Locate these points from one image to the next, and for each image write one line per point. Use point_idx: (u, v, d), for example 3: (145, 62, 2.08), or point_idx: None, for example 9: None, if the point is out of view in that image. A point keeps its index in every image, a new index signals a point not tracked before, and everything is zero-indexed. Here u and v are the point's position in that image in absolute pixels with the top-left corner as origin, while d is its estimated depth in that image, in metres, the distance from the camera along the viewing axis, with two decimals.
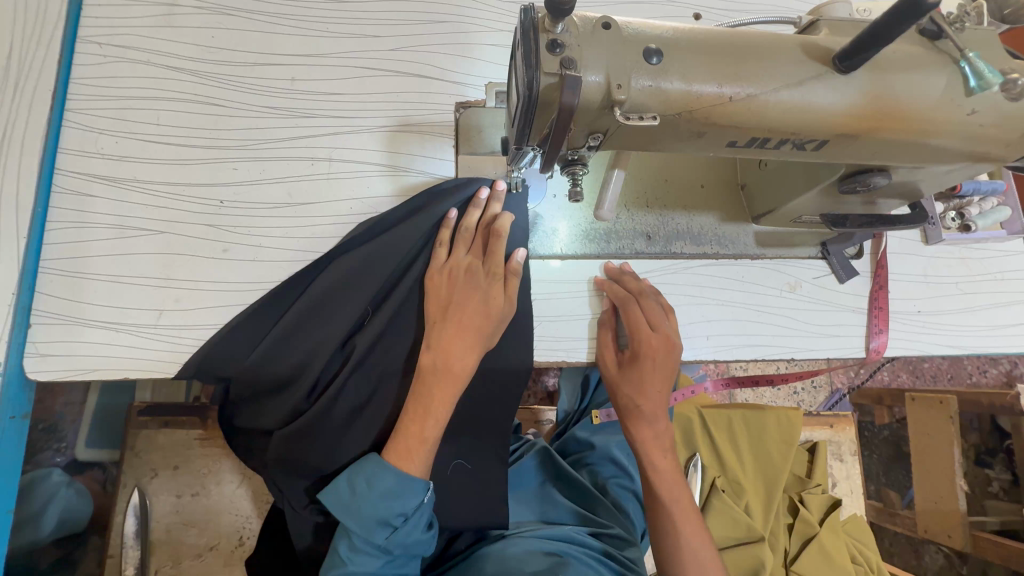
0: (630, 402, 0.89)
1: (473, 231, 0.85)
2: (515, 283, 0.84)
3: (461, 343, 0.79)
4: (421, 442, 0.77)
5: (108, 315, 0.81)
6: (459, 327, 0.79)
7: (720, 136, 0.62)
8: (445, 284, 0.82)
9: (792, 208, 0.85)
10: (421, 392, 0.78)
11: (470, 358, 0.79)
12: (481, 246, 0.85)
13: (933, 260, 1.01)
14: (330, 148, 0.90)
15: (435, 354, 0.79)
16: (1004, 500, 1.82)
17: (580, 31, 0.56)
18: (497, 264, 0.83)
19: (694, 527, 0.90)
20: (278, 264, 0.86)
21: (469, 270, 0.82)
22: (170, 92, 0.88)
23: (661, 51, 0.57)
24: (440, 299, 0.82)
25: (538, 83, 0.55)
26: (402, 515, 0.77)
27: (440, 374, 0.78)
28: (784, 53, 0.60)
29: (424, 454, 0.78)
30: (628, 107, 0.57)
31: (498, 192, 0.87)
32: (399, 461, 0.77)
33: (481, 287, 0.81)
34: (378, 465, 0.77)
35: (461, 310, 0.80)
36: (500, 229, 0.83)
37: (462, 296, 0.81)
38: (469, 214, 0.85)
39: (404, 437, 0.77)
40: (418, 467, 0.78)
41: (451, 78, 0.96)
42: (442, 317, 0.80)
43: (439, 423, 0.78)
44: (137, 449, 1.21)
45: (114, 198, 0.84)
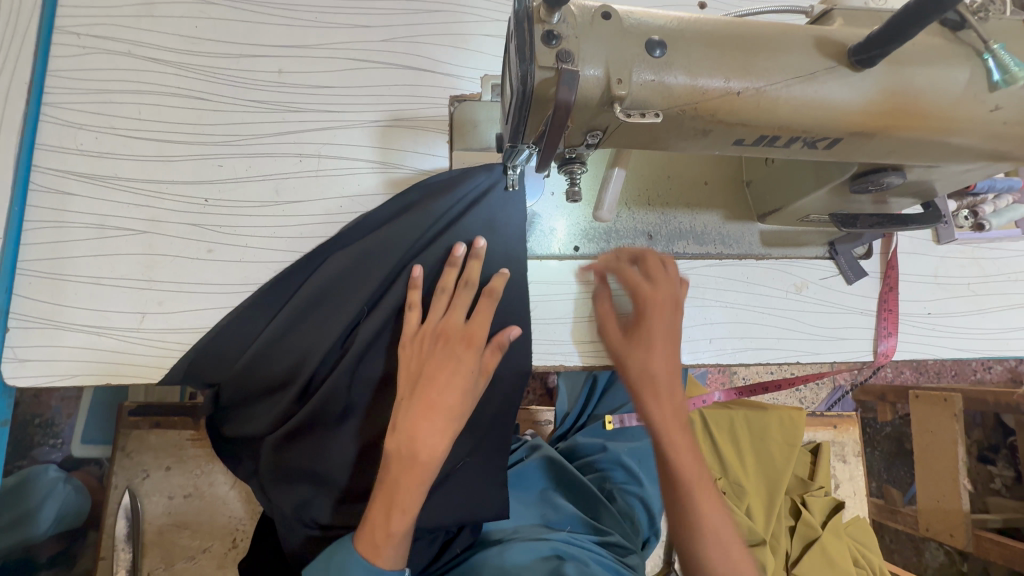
0: (645, 373, 0.74)
1: (450, 291, 0.79)
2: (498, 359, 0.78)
3: (430, 426, 0.72)
4: (389, 534, 0.71)
5: (88, 318, 0.78)
6: (427, 405, 0.73)
7: (726, 134, 0.58)
8: (419, 352, 0.76)
9: (801, 206, 0.81)
10: (388, 481, 0.72)
11: (439, 441, 0.72)
12: (463, 307, 0.78)
13: (944, 261, 0.97)
14: (319, 145, 0.87)
15: (400, 438, 0.72)
16: (1007, 497, 1.80)
17: (578, 21, 0.52)
18: (477, 330, 0.76)
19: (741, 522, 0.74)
20: (265, 266, 0.83)
21: (446, 334, 0.76)
22: (152, 86, 0.85)
23: (664, 43, 0.54)
24: (411, 370, 0.76)
25: (533, 77, 0.51)
26: None
27: (405, 462, 0.71)
28: (795, 45, 0.56)
29: (394, 547, 0.72)
30: (629, 103, 0.53)
31: (476, 249, 0.80)
32: (368, 553, 0.71)
33: (455, 358, 0.75)
34: (348, 553, 0.73)
35: (431, 384, 0.73)
36: (494, 290, 0.78)
37: (433, 365, 0.74)
38: (447, 274, 0.80)
39: (371, 529, 0.72)
40: (391, 559, 0.72)
41: (445, 70, 0.92)
42: (411, 391, 0.74)
43: (408, 513, 0.71)
44: (128, 449, 1.19)
45: (95, 197, 0.81)
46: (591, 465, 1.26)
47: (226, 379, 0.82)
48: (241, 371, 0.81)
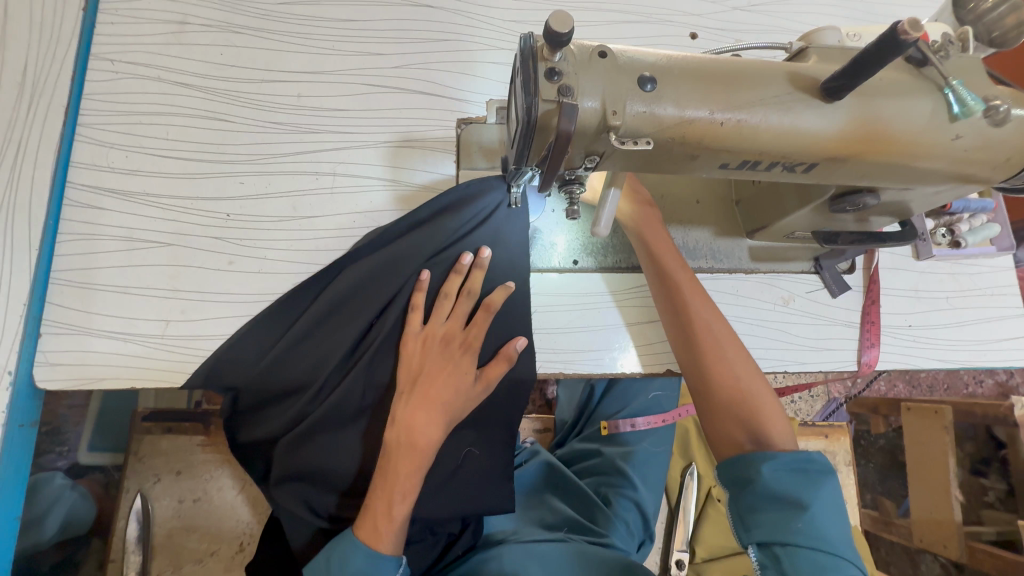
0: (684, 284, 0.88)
1: (453, 298, 0.85)
2: (502, 368, 0.85)
3: (425, 416, 0.80)
4: (389, 520, 0.79)
5: (115, 325, 0.82)
6: (425, 399, 0.81)
7: (712, 159, 0.64)
8: (418, 353, 0.84)
9: (787, 223, 0.87)
10: (387, 469, 0.80)
11: (433, 431, 0.81)
12: (462, 316, 0.85)
13: (924, 276, 1.03)
14: (335, 163, 0.93)
15: (399, 429, 0.80)
16: (1000, 510, 1.83)
17: (577, 58, 0.58)
18: (474, 335, 0.84)
19: (769, 398, 0.83)
20: (283, 277, 0.88)
21: (445, 338, 0.84)
22: (179, 108, 0.91)
23: (654, 78, 0.59)
24: (411, 369, 0.83)
25: (537, 108, 0.56)
26: None
27: (404, 449, 0.80)
28: (772, 80, 0.62)
29: (393, 532, 0.80)
30: (623, 132, 0.59)
31: (480, 260, 0.86)
32: (369, 539, 0.79)
33: (453, 359, 0.83)
34: (349, 546, 0.79)
35: (429, 382, 0.82)
36: (491, 303, 0.84)
37: (432, 366, 0.83)
38: (451, 281, 0.86)
39: (372, 515, 0.79)
40: (389, 545, 0.80)
41: (453, 95, 0.98)
42: (411, 387, 0.82)
43: (406, 498, 0.80)
44: (139, 454, 1.23)
45: (124, 211, 0.86)
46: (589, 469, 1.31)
47: (245, 385, 0.86)
48: (258, 376, 0.85)
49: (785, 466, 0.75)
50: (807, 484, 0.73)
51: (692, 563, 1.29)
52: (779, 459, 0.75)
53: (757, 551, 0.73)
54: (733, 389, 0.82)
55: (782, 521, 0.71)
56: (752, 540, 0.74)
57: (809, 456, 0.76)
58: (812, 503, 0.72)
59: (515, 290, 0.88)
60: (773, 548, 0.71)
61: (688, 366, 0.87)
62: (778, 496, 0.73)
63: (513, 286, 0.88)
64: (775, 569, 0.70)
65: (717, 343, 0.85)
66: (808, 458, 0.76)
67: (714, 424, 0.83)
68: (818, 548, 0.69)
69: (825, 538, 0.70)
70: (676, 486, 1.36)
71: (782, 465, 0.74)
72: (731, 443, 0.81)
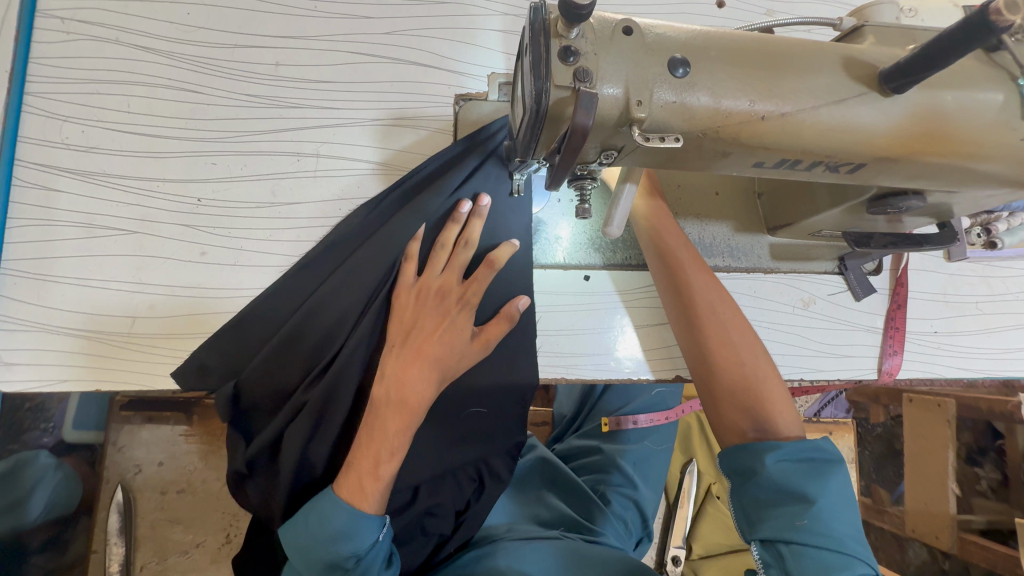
0: (685, 264, 0.80)
1: (449, 248, 0.77)
2: (505, 326, 0.78)
3: (417, 371, 0.72)
4: (376, 479, 0.73)
5: (76, 321, 0.75)
6: (417, 355, 0.73)
7: (747, 156, 0.56)
8: (412, 307, 0.75)
9: (813, 221, 0.80)
10: (373, 426, 0.72)
11: (426, 389, 0.73)
12: (459, 269, 0.77)
13: (953, 278, 0.96)
14: (318, 143, 0.83)
15: (388, 384, 0.72)
16: (992, 500, 1.75)
17: (598, 36, 0.49)
18: (472, 290, 0.76)
19: (775, 383, 0.75)
20: (261, 270, 0.80)
21: (440, 292, 0.76)
22: (141, 76, 0.81)
23: (687, 61, 0.50)
24: (403, 322, 0.74)
25: (548, 95, 0.48)
26: (354, 556, 0.74)
27: (394, 406, 0.71)
28: (825, 65, 0.53)
29: (379, 491, 0.74)
30: (648, 125, 0.50)
31: (479, 207, 0.77)
32: (352, 496, 0.72)
33: (447, 314, 0.75)
34: (331, 501, 0.73)
35: (423, 336, 0.73)
36: (495, 259, 0.77)
37: (427, 320, 0.74)
38: (447, 230, 0.77)
39: (356, 471, 0.72)
40: (374, 504, 0.74)
41: (450, 66, 0.88)
42: (403, 341, 0.74)
43: (395, 456, 0.73)
44: (119, 444, 1.17)
45: (81, 194, 0.77)
46: (587, 467, 1.26)
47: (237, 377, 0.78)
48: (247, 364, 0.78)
49: (790, 456, 0.68)
50: (812, 477, 0.66)
51: (688, 561, 1.28)
52: (783, 449, 0.68)
53: (761, 548, 0.66)
54: (740, 375, 0.74)
55: (787, 517, 0.65)
56: (756, 536, 0.67)
57: (815, 444, 0.69)
58: (820, 497, 0.64)
59: (517, 248, 0.81)
60: (778, 546, 0.64)
61: (691, 350, 0.78)
62: (784, 489, 0.66)
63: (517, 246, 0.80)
64: (779, 569, 0.63)
65: (722, 326, 0.77)
66: (816, 447, 0.69)
67: (713, 412, 0.75)
68: (826, 546, 0.62)
69: (834, 536, 0.63)
70: (674, 483, 1.33)
71: (787, 455, 0.68)
72: (731, 428, 0.73)
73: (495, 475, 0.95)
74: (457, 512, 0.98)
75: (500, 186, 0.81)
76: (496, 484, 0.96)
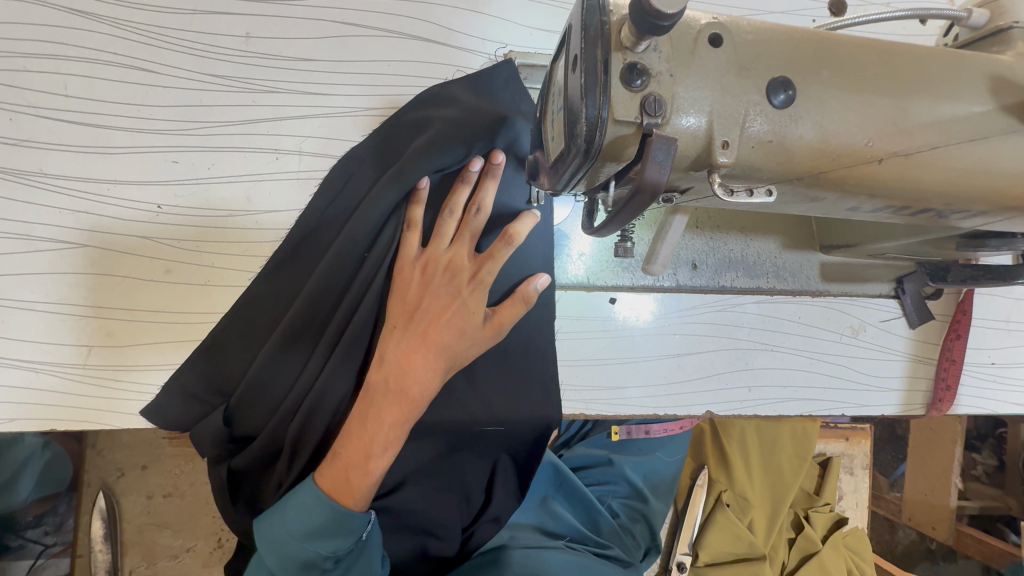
0: None
1: (458, 215, 0.63)
2: (521, 310, 0.64)
3: (422, 358, 0.60)
4: (365, 474, 0.61)
5: (20, 351, 0.64)
6: (422, 341, 0.61)
7: (845, 202, 0.43)
8: (417, 283, 0.62)
9: (880, 247, 0.68)
10: (367, 413, 0.60)
11: (431, 379, 0.61)
12: (472, 239, 0.63)
13: (1020, 303, 0.85)
14: (300, 137, 0.69)
15: (388, 370, 0.60)
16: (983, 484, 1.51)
17: (676, 50, 0.36)
18: (487, 266, 0.62)
19: None
20: (234, 290, 0.68)
21: (449, 268, 0.62)
22: (81, 49, 0.66)
23: (790, 82, 0.37)
24: (406, 300, 0.62)
25: (604, 132, 0.35)
26: (333, 557, 0.62)
27: (392, 396, 0.60)
28: (963, 87, 0.40)
29: (368, 489, 0.61)
30: (730, 172, 0.38)
31: (492, 166, 0.62)
32: (336, 492, 0.61)
33: (457, 293, 0.62)
34: (311, 496, 0.61)
35: (429, 319, 0.61)
36: (513, 234, 0.61)
37: (433, 299, 0.62)
38: (454, 192, 0.62)
39: (343, 464, 0.60)
40: (363, 501, 0.62)
41: (460, 42, 0.72)
42: (405, 323, 0.62)
43: (388, 450, 0.61)
44: (99, 447, 1.09)
45: (17, 197, 0.65)
46: (595, 477, 1.17)
47: (221, 400, 0.68)
48: (230, 361, 0.67)
49: None
50: None
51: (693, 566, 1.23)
52: None
53: None
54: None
55: None
56: None
57: None
58: None
59: (538, 220, 0.65)
60: None
61: None
62: None
63: (537, 216, 0.65)
64: None
65: None
66: None
67: None
68: None
69: None
70: (683, 491, 1.27)
71: None
72: None
73: (504, 492, 0.86)
74: (464, 528, 0.87)
75: (518, 151, 0.66)
76: (505, 499, 0.86)
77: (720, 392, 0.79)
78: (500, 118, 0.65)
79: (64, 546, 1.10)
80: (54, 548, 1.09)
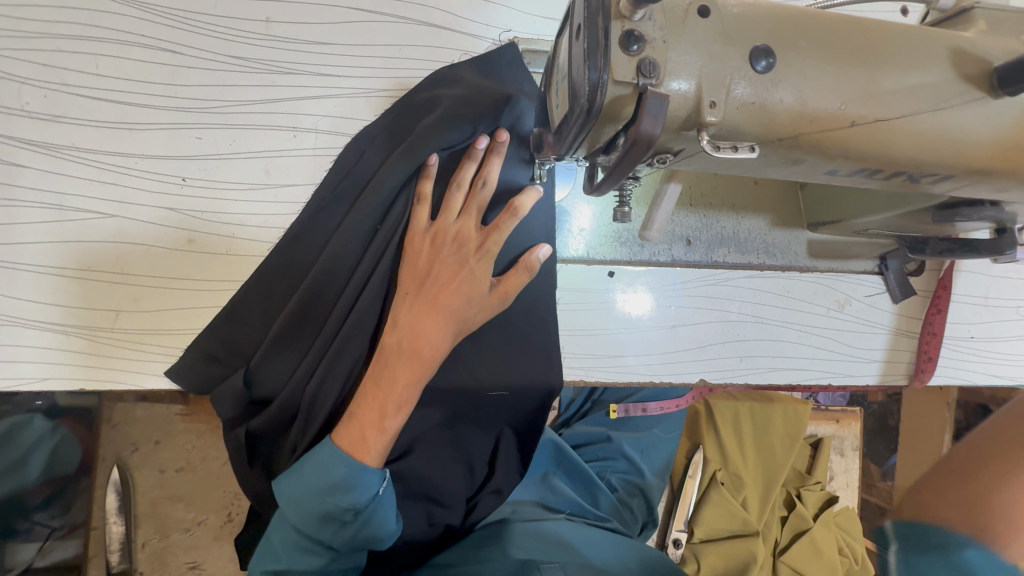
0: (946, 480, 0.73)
1: (466, 188, 0.67)
2: (526, 279, 0.68)
3: (433, 321, 0.64)
4: (380, 430, 0.65)
5: (51, 315, 0.68)
6: (433, 305, 0.65)
7: (823, 166, 0.47)
8: (428, 252, 0.66)
9: (861, 222, 0.74)
10: (381, 374, 0.64)
11: (442, 340, 0.65)
12: (479, 211, 0.67)
13: (998, 280, 0.90)
14: (316, 117, 0.73)
15: (401, 332, 0.64)
16: None
17: (668, 19, 0.40)
18: (494, 238, 0.66)
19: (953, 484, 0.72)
20: (253, 260, 0.72)
21: (458, 238, 0.66)
22: (110, 31, 0.70)
23: (772, 51, 0.42)
24: (417, 268, 0.66)
25: (604, 93, 0.39)
26: (353, 510, 0.65)
27: (405, 356, 0.64)
28: (929, 60, 0.45)
29: (383, 444, 0.65)
30: (718, 131, 0.42)
31: (498, 144, 0.66)
32: (352, 447, 0.65)
33: (466, 262, 0.65)
34: (328, 451, 0.64)
35: (439, 284, 0.65)
36: (519, 206, 0.65)
37: (442, 268, 0.65)
38: (462, 167, 0.66)
39: (359, 421, 0.64)
40: (376, 457, 0.66)
41: (467, 28, 0.77)
42: (417, 289, 0.66)
43: (402, 409, 0.65)
44: (113, 421, 1.13)
45: (49, 170, 0.69)
46: (595, 454, 1.22)
47: (239, 366, 0.71)
48: (248, 329, 0.71)
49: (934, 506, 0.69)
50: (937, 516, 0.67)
51: (689, 543, 1.27)
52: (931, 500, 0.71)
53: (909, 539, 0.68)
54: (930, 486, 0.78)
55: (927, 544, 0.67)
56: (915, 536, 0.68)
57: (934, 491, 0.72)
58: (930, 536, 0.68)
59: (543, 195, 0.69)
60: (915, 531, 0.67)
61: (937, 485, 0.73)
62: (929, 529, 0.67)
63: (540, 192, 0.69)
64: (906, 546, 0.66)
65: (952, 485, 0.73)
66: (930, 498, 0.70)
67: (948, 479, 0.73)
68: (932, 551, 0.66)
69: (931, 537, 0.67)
70: (679, 468, 1.32)
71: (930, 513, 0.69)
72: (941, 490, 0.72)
73: (508, 460, 0.89)
74: (468, 498, 0.91)
75: (522, 130, 0.71)
76: (508, 471, 0.90)
77: (712, 362, 0.83)
78: (505, 98, 0.69)
79: (69, 529, 1.12)
80: (61, 530, 1.12)
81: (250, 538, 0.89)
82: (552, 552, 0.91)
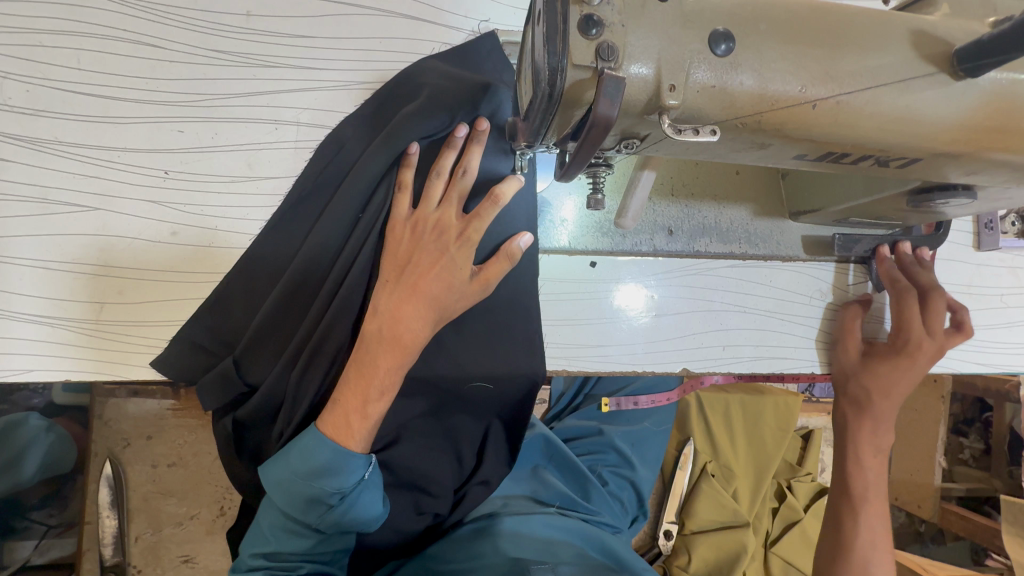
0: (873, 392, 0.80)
1: (446, 177, 0.67)
2: (508, 266, 0.68)
3: (413, 307, 0.65)
4: (363, 415, 0.66)
5: (37, 306, 0.69)
6: (413, 292, 0.65)
7: (790, 148, 0.48)
8: (409, 241, 0.67)
9: (840, 210, 0.74)
10: (362, 361, 0.65)
11: (423, 327, 0.66)
12: (459, 200, 0.67)
13: (981, 268, 0.90)
14: (297, 110, 0.74)
15: (381, 320, 0.65)
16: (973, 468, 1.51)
17: (626, 2, 0.41)
18: (475, 226, 0.66)
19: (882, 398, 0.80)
20: (236, 252, 0.73)
21: (438, 227, 0.66)
22: (92, 26, 0.70)
23: (731, 35, 0.42)
24: (399, 256, 0.67)
25: (564, 77, 0.40)
26: (338, 493, 0.66)
27: (385, 343, 0.64)
28: (891, 43, 0.45)
29: (367, 430, 0.66)
30: (679, 114, 0.43)
31: (478, 132, 0.66)
32: (335, 434, 0.65)
33: (448, 250, 0.66)
34: (312, 437, 0.65)
35: (420, 271, 0.65)
36: (499, 194, 0.65)
37: (423, 255, 0.66)
38: (442, 156, 0.67)
39: (342, 408, 0.65)
40: (361, 442, 0.67)
41: (447, 20, 0.77)
42: (397, 276, 0.66)
43: (384, 395, 0.66)
44: (105, 417, 1.12)
45: (34, 164, 0.69)
46: (586, 447, 1.22)
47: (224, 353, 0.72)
48: (233, 318, 0.72)
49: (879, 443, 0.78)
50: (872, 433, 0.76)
51: (681, 535, 1.28)
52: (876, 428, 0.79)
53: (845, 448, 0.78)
54: (854, 467, 0.80)
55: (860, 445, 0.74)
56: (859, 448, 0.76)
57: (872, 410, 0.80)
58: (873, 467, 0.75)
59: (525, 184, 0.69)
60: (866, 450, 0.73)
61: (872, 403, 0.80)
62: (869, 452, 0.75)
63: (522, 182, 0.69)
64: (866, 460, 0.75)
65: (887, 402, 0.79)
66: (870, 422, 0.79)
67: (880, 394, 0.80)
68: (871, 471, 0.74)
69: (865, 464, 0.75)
70: (671, 461, 1.32)
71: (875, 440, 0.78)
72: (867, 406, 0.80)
73: (495, 450, 0.90)
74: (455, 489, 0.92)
75: (501, 119, 0.71)
76: (495, 462, 0.91)
77: (695, 350, 0.84)
78: (484, 87, 0.70)
79: (65, 527, 1.15)
80: (58, 528, 1.15)
81: (240, 529, 0.90)
82: (538, 542, 0.91)
